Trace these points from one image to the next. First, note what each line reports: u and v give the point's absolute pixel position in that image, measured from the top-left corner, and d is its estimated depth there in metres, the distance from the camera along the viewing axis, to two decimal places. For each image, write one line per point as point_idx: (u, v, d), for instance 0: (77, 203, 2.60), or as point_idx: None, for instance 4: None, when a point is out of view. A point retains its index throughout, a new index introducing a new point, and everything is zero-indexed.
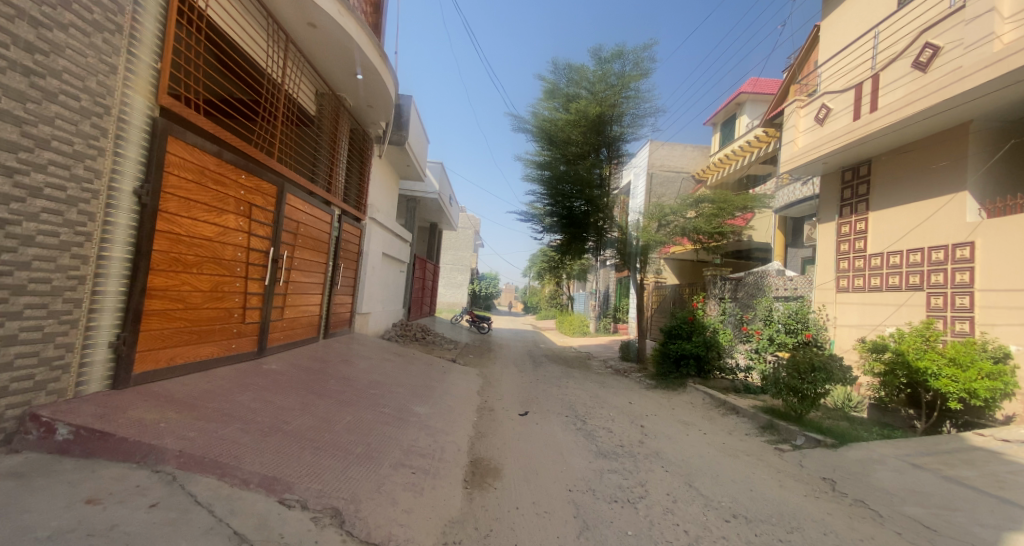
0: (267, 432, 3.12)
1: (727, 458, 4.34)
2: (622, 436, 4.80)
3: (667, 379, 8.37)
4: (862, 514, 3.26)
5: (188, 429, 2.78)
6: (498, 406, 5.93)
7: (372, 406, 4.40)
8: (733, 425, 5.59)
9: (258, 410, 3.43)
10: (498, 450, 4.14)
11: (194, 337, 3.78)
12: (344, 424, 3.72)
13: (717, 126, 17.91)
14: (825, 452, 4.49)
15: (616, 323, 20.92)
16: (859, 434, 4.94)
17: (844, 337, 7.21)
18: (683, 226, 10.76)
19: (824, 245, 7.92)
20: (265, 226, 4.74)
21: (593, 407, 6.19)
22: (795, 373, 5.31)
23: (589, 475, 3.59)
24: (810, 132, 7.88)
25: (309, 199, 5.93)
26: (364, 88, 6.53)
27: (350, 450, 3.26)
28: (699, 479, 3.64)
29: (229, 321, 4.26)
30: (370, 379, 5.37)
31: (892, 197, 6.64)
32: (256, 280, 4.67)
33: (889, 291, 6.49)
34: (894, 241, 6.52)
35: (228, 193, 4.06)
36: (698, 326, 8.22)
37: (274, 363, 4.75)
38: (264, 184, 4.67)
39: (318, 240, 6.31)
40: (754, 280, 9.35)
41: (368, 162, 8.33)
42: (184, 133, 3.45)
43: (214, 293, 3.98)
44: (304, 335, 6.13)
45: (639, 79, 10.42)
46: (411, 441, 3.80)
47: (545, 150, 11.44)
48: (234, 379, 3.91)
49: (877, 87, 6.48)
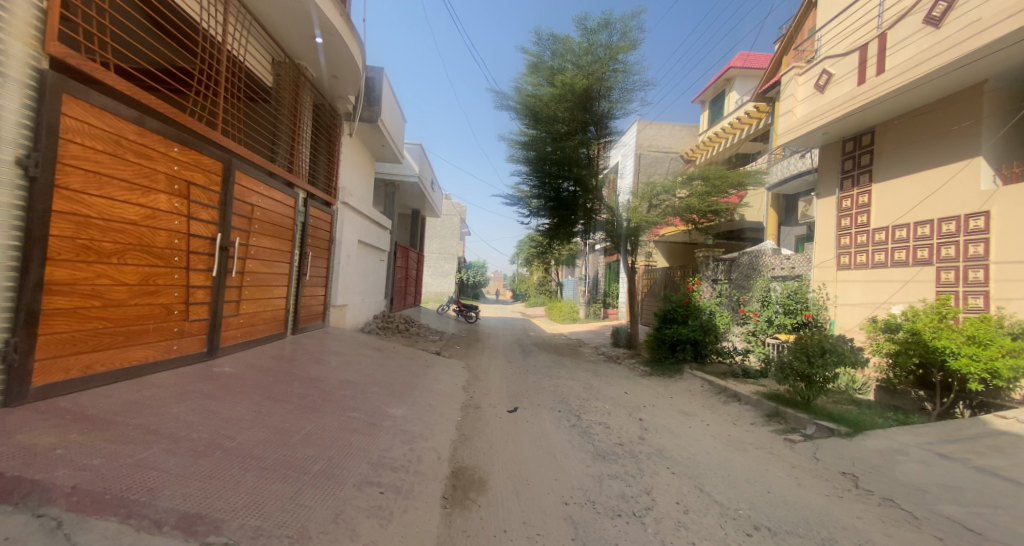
0: (200, 453, 2.58)
1: (736, 454, 3.93)
2: (620, 432, 4.38)
3: (662, 364, 7.97)
4: (894, 516, 2.81)
5: (92, 456, 2.23)
6: (485, 402, 5.46)
7: (340, 411, 3.88)
8: (736, 414, 5.22)
9: (195, 424, 2.90)
10: (484, 456, 3.68)
11: (120, 339, 3.21)
12: (302, 435, 3.20)
13: (707, 103, 17.40)
14: (840, 443, 4.06)
15: (606, 308, 20.67)
16: (874, 421, 4.50)
17: (845, 316, 6.92)
18: (674, 206, 10.42)
19: (823, 221, 7.56)
20: (209, 209, 4.13)
21: (588, 399, 5.77)
22: (803, 357, 4.89)
23: (588, 484, 3.14)
24: (809, 101, 7.46)
25: (267, 179, 5.30)
26: (325, 54, 5.87)
27: (305, 468, 2.74)
28: (710, 482, 3.22)
29: (168, 319, 3.69)
30: (341, 378, 4.84)
31: (898, 169, 6.26)
32: (203, 272, 4.08)
33: (895, 267, 6.13)
34: (901, 215, 6.15)
35: (156, 169, 3.45)
36: (694, 309, 7.80)
37: (227, 366, 4.19)
38: (205, 159, 4.05)
39: (279, 226, 5.70)
40: (748, 260, 9.09)
41: (337, 141, 7.70)
42: (87, 92, 2.85)
43: (144, 288, 3.40)
44: (268, 332, 5.55)
45: (627, 50, 9.85)
46: (382, 452, 3.31)
47: (530, 128, 10.84)
48: (173, 387, 3.35)
49: (884, 47, 6.05)
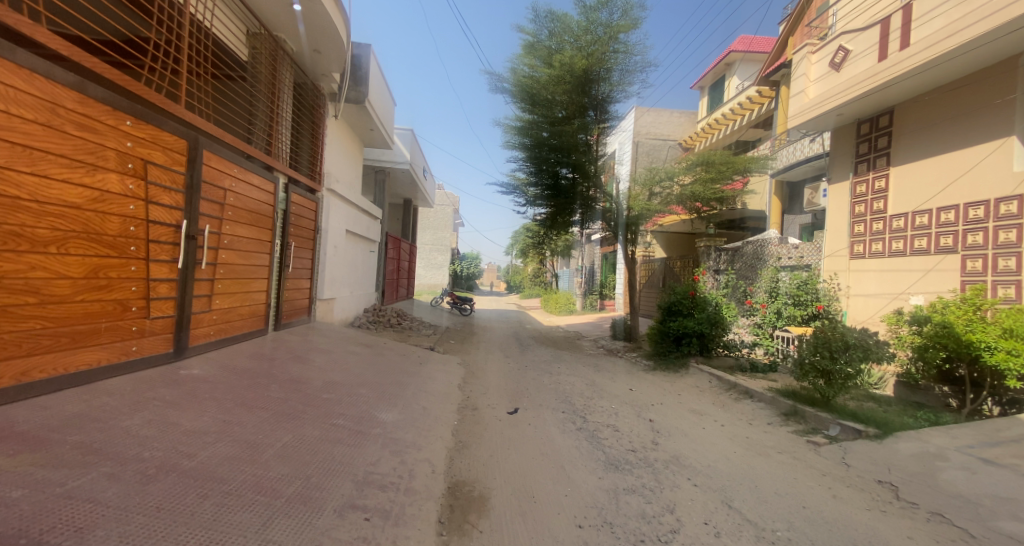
0: (150, 478, 2.16)
1: (758, 459, 3.61)
2: (631, 436, 4.03)
3: (667, 358, 7.63)
4: (949, 535, 2.49)
5: (10, 486, 1.79)
6: (483, 403, 5.10)
7: (322, 418, 3.49)
8: (750, 413, 4.89)
9: (148, 441, 2.47)
10: (484, 467, 3.31)
11: (63, 341, 2.75)
12: (277, 450, 2.79)
13: (705, 89, 17.00)
14: (869, 446, 3.74)
15: (603, 299, 20.57)
16: (903, 421, 4.18)
17: (858, 307, 6.65)
18: (677, 194, 10.22)
19: (836, 207, 7.24)
20: (172, 192, 3.65)
21: (592, 398, 5.43)
22: (826, 353, 4.54)
23: (602, 500, 2.80)
24: (823, 80, 7.09)
25: (241, 161, 4.83)
26: (305, 24, 5.36)
27: (277, 492, 2.34)
28: (738, 497, 2.89)
29: (124, 317, 3.24)
30: (326, 380, 4.44)
31: (921, 151, 5.91)
32: (166, 263, 3.63)
33: (914, 256, 5.83)
34: (921, 201, 5.84)
35: (103, 144, 2.96)
36: (700, 301, 7.41)
37: (197, 368, 3.76)
38: (166, 136, 3.56)
39: (257, 213, 5.23)
40: (753, 250, 8.88)
41: (321, 123, 7.21)
42: (14, 50, 2.36)
43: (93, 282, 2.94)
44: (245, 328, 5.12)
45: (629, 29, 9.39)
46: (369, 466, 2.92)
47: (527, 113, 10.37)
48: (128, 395, 2.92)
49: (908, 20, 5.69)
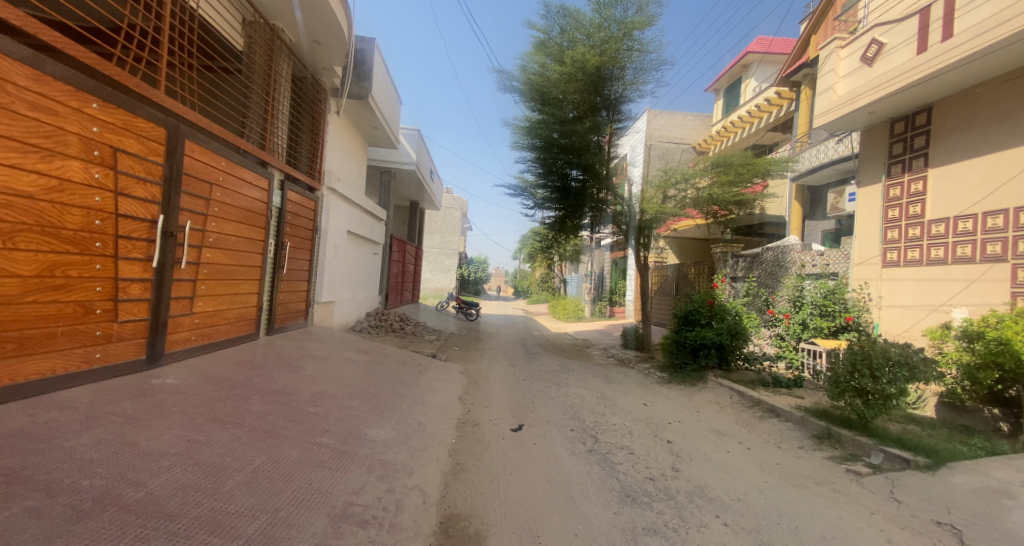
0: (81, 515, 1.80)
1: (793, 491, 3.17)
2: (648, 462, 3.62)
3: (684, 371, 7.12)
4: None
5: None
6: (485, 418, 4.72)
7: (304, 436, 3.13)
8: (778, 435, 4.44)
9: (92, 466, 2.13)
10: (482, 497, 2.92)
11: (11, 347, 2.44)
12: (244, 476, 2.43)
13: (720, 92, 16.56)
14: (920, 478, 3.28)
15: (613, 307, 20.01)
16: (956, 449, 3.67)
17: (892, 319, 6.16)
18: (693, 197, 9.79)
19: (867, 211, 6.77)
20: (147, 184, 3.36)
21: (603, 414, 5.02)
22: (863, 370, 4.07)
23: (618, 543, 2.39)
24: (853, 76, 6.66)
25: (232, 154, 4.54)
26: (302, 11, 5.09)
27: (236, 532, 1.97)
28: (778, 541, 2.47)
29: (86, 321, 2.94)
30: (315, 390, 4.09)
31: (964, 151, 5.45)
32: (139, 261, 3.34)
33: (956, 264, 5.36)
34: (965, 204, 5.37)
35: (63, 128, 2.68)
36: (718, 310, 6.90)
37: (171, 377, 3.44)
38: (141, 123, 3.28)
39: (248, 210, 4.93)
40: (773, 256, 8.22)
41: (322, 118, 6.95)
42: None
43: (47, 281, 2.64)
44: (232, 333, 4.80)
45: (644, 25, 9.03)
46: (350, 496, 2.55)
47: (536, 112, 10.03)
48: (82, 409, 2.58)
49: (951, 9, 5.25)
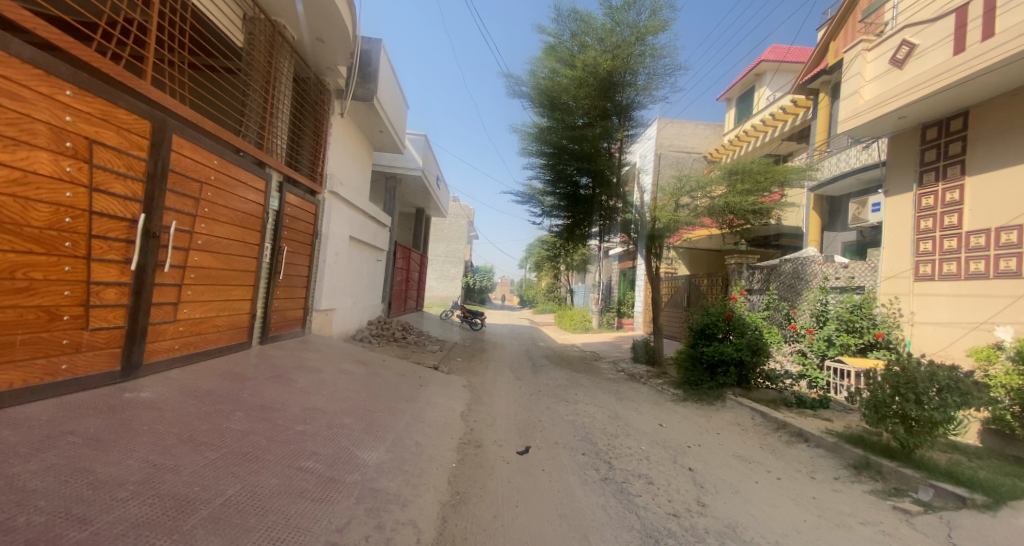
0: None
1: (837, 533, 2.79)
2: (670, 494, 3.26)
3: (700, 389, 6.70)
4: None
5: None
6: (488, 438, 4.38)
7: (288, 460, 2.82)
8: (810, 462, 4.06)
9: (32, 499, 1.81)
10: (484, 535, 2.57)
11: None
12: (212, 510, 2.11)
13: (733, 101, 16.28)
14: (982, 520, 2.88)
15: (620, 318, 19.58)
16: (1017, 486, 3.27)
17: (926, 337, 5.80)
18: (708, 205, 9.38)
19: (897, 222, 6.45)
20: (127, 180, 3.11)
21: (617, 435, 4.66)
22: (907, 395, 3.68)
23: None
24: (881, 80, 6.38)
25: (227, 153, 4.31)
26: (305, 7, 4.90)
27: None
28: None
29: (51, 328, 2.67)
30: (306, 406, 3.78)
31: (1005, 157, 5.10)
32: (115, 264, 3.07)
33: (999, 278, 4.98)
34: (1007, 213, 4.99)
35: (31, 117, 2.43)
36: (738, 323, 6.45)
37: (147, 391, 3.14)
38: (122, 114, 3.03)
39: (243, 212, 4.69)
40: (792, 267, 7.89)
41: (325, 121, 6.77)
42: None
43: (6, 284, 2.36)
44: (221, 342, 4.52)
45: (658, 30, 8.77)
46: (332, 535, 2.22)
47: (545, 117, 9.79)
48: (37, 428, 2.29)
49: (991, 7, 4.95)
